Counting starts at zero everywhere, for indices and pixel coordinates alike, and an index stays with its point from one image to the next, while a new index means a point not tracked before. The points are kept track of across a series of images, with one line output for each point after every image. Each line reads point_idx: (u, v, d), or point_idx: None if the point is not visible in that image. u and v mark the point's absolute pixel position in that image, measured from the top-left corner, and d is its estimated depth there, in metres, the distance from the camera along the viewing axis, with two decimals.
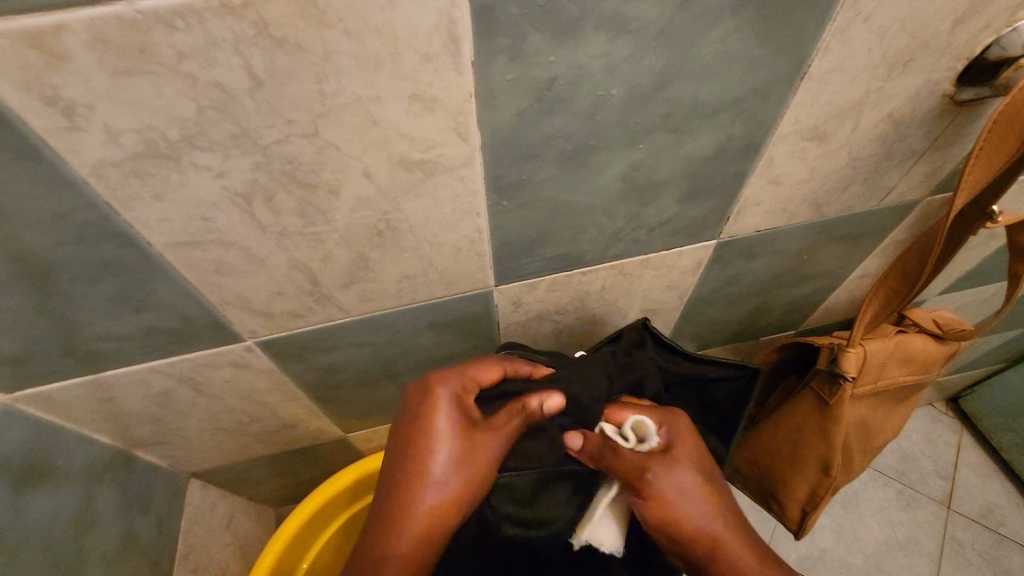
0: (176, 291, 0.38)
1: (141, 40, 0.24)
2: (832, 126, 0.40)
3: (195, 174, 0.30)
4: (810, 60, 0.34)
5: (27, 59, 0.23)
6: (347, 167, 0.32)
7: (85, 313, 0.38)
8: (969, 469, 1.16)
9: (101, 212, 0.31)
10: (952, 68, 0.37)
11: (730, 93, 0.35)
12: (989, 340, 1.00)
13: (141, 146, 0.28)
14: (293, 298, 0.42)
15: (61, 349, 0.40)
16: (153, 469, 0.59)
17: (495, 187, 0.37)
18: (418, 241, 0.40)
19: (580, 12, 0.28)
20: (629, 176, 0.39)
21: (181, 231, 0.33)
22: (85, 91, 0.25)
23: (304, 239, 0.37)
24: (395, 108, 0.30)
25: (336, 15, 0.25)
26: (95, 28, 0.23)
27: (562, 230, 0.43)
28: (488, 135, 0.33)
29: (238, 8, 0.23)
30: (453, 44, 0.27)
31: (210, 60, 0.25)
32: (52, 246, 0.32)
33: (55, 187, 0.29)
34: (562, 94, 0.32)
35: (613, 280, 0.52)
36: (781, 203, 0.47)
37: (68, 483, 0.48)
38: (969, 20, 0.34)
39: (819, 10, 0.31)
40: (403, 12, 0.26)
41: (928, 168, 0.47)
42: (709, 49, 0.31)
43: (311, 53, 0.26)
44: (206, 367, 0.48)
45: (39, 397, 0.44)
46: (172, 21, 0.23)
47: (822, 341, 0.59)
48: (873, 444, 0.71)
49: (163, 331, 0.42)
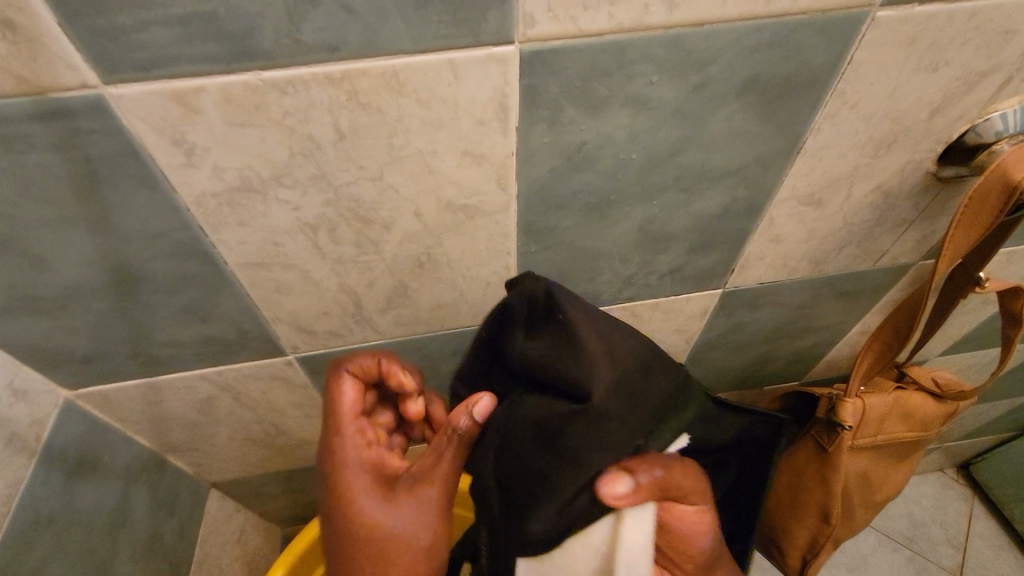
0: (238, 306, 0.43)
1: (257, 100, 0.29)
2: (827, 194, 0.45)
3: (276, 206, 0.36)
4: (805, 138, 0.39)
5: (169, 111, 0.29)
6: (402, 207, 0.38)
7: (157, 320, 0.43)
8: (981, 539, 1.14)
9: (194, 233, 0.36)
10: (933, 150, 0.42)
11: (736, 161, 0.40)
12: (997, 406, 1.01)
13: (238, 181, 0.33)
14: (337, 318, 0.47)
15: (128, 351, 0.45)
16: (180, 474, 0.63)
17: (526, 230, 0.42)
18: (454, 274, 0.45)
19: (609, 92, 0.33)
20: (645, 228, 0.44)
21: (254, 253, 0.39)
22: (204, 137, 0.31)
23: (355, 266, 0.42)
24: (449, 161, 0.35)
25: (411, 87, 0.31)
26: (225, 91, 0.29)
27: (583, 271, 0.48)
28: (524, 186, 0.38)
29: (337, 79, 0.29)
30: (502, 112, 0.33)
31: (306, 117, 0.31)
32: (147, 259, 0.37)
33: (162, 211, 0.34)
34: (590, 155, 0.37)
35: (625, 320, 0.56)
36: (783, 259, 0.52)
37: (110, 478, 0.52)
38: (945, 111, 0.39)
39: (812, 98, 0.36)
40: (465, 87, 0.31)
41: (918, 235, 0.52)
42: (717, 126, 0.37)
43: (387, 114, 0.32)
44: (249, 378, 0.52)
45: (98, 395, 0.49)
46: (284, 87, 0.29)
47: (821, 391, 0.62)
48: (875, 498, 0.72)
49: (219, 341, 0.46)
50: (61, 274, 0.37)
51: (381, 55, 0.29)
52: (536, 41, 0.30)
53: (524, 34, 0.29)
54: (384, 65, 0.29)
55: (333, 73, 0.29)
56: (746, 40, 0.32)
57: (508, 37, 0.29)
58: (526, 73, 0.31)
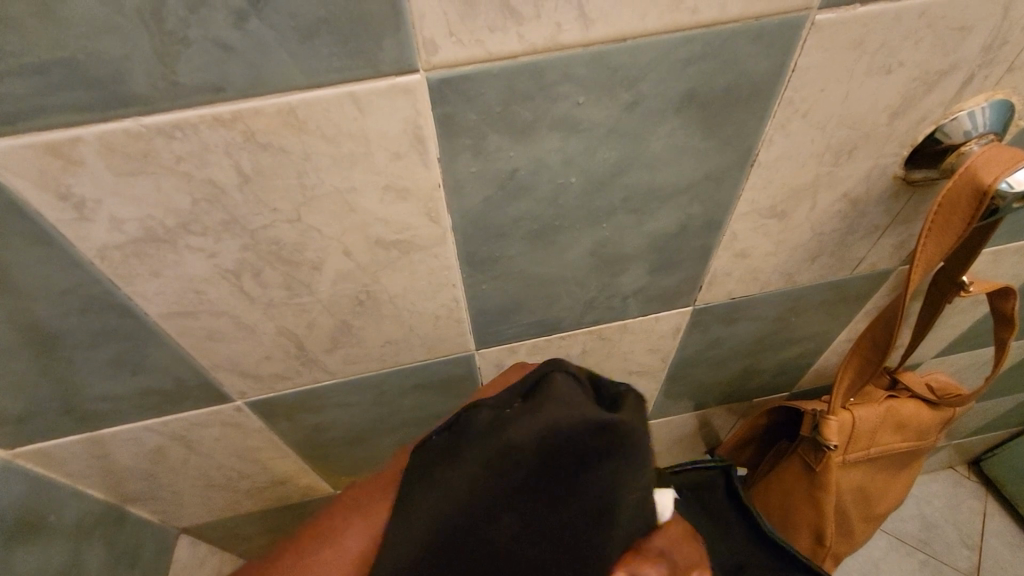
0: (170, 356, 0.41)
1: (143, 147, 0.27)
2: (790, 206, 0.42)
3: (189, 255, 0.33)
4: (757, 151, 0.37)
5: (46, 165, 0.27)
6: (328, 247, 0.35)
7: (84, 376, 0.40)
8: (997, 538, 1.10)
9: (105, 286, 0.34)
10: (898, 154, 0.40)
11: (686, 178, 0.37)
12: (1003, 402, 0.97)
13: (142, 232, 0.31)
14: (281, 361, 0.44)
15: (60, 408, 0.43)
16: (143, 524, 0.60)
17: (468, 262, 0.40)
18: (399, 310, 0.42)
19: (533, 116, 0.31)
20: (598, 251, 0.42)
21: (176, 303, 0.36)
22: (93, 189, 0.28)
23: (290, 308, 0.40)
24: (370, 196, 0.33)
25: (313, 124, 0.28)
26: (105, 139, 0.26)
27: (539, 298, 0.45)
28: (457, 218, 0.36)
29: (228, 121, 0.27)
30: (420, 144, 0.31)
31: (203, 161, 0.29)
32: (59, 316, 0.35)
33: (63, 266, 0.32)
34: (525, 182, 0.35)
35: (592, 344, 0.53)
36: (753, 273, 0.49)
37: (57, 538, 0.50)
38: (906, 114, 0.36)
39: (758, 108, 0.34)
40: (373, 120, 0.29)
41: (895, 240, 0.49)
42: (659, 143, 0.34)
43: (292, 153, 0.29)
44: (198, 426, 0.50)
45: (37, 454, 0.46)
46: (171, 132, 0.27)
47: (806, 407, 0.59)
48: (874, 512, 0.69)
49: (157, 392, 0.44)
50: None
51: (273, 93, 0.27)
52: (442, 68, 0.27)
53: (427, 61, 0.27)
54: (278, 103, 0.27)
55: (222, 115, 0.27)
56: (675, 53, 0.29)
57: (411, 66, 0.27)
58: (437, 102, 0.29)
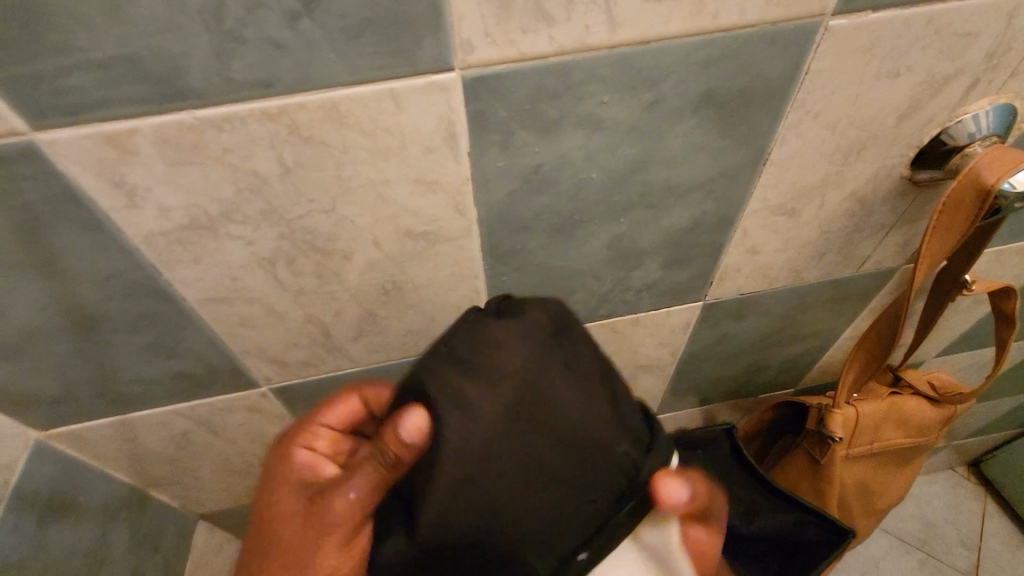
0: (203, 341, 0.43)
1: (194, 139, 0.29)
2: (799, 204, 0.44)
3: (229, 242, 0.35)
4: (770, 149, 0.38)
5: (104, 154, 0.28)
6: (359, 237, 0.37)
7: (120, 359, 0.42)
8: (996, 539, 1.11)
9: (148, 272, 0.36)
10: (904, 155, 0.41)
11: (701, 175, 0.39)
12: (1003, 403, 0.98)
13: (187, 220, 0.33)
14: (307, 347, 0.46)
15: (95, 390, 0.44)
16: (165, 508, 0.62)
17: (491, 254, 0.41)
18: (422, 299, 0.44)
19: (559, 114, 0.33)
20: (615, 245, 0.43)
21: (213, 290, 0.38)
22: (145, 178, 0.30)
23: (319, 297, 0.41)
24: (402, 189, 0.35)
25: (353, 118, 0.30)
26: (160, 130, 0.28)
27: (556, 291, 0.47)
28: (483, 210, 0.38)
29: (275, 114, 0.29)
30: (451, 139, 0.32)
31: (248, 153, 0.30)
32: (102, 300, 0.37)
33: (111, 251, 0.34)
34: (548, 177, 0.36)
35: (605, 337, 0.55)
36: (762, 269, 0.50)
37: (86, 518, 0.51)
38: (913, 116, 0.38)
39: (772, 109, 0.35)
40: (410, 116, 0.31)
41: (900, 239, 0.50)
42: (676, 141, 0.36)
43: (332, 146, 0.31)
44: (224, 411, 0.51)
45: (70, 436, 0.48)
46: (221, 124, 0.29)
47: (811, 401, 0.61)
48: (876, 507, 0.70)
49: (188, 376, 0.46)
50: (16, 319, 0.36)
51: (318, 89, 0.28)
52: (477, 67, 0.29)
53: (463, 60, 0.29)
54: (322, 98, 0.29)
55: (270, 109, 0.28)
56: (694, 55, 0.31)
57: (447, 65, 0.29)
58: (470, 99, 0.31)
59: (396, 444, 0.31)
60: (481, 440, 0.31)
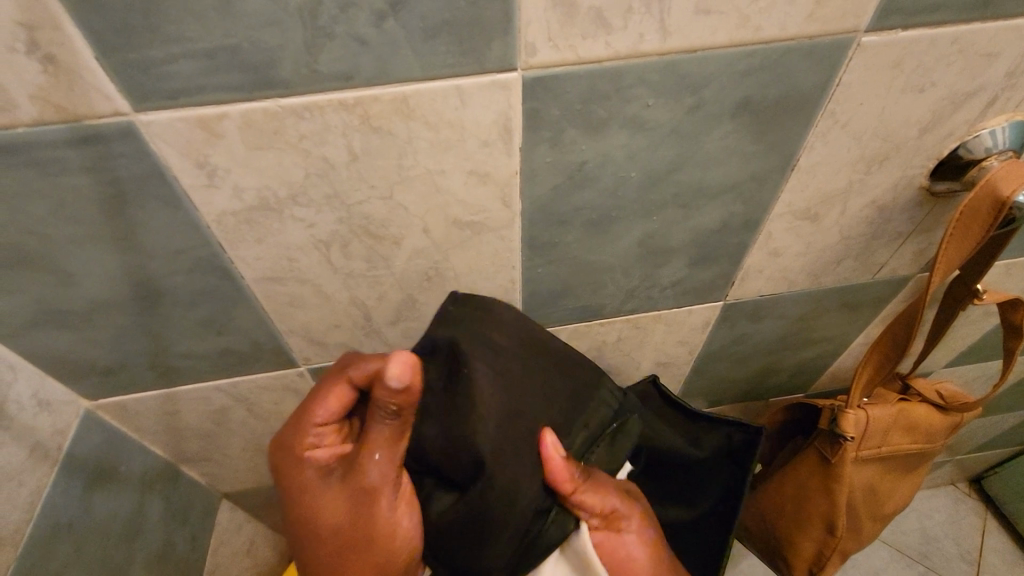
0: (253, 319, 0.45)
1: (276, 125, 0.31)
2: (822, 209, 0.46)
3: (291, 224, 0.37)
4: (798, 155, 0.41)
5: (193, 135, 0.31)
6: (411, 224, 0.40)
7: (174, 333, 0.44)
8: (996, 555, 1.12)
9: (213, 249, 0.38)
10: (924, 166, 0.44)
11: (732, 178, 0.41)
12: (1007, 419, 1.00)
13: (257, 201, 0.35)
14: (348, 330, 0.48)
15: (147, 362, 0.47)
16: (193, 484, 0.64)
17: (529, 246, 0.44)
18: (461, 287, 0.46)
19: (607, 115, 0.35)
20: (645, 242, 0.46)
21: (270, 268, 0.41)
22: (225, 159, 0.33)
23: (366, 280, 0.44)
24: (456, 179, 0.37)
25: (420, 111, 0.32)
26: (246, 116, 0.31)
27: (587, 285, 0.49)
28: (527, 203, 0.40)
29: (350, 105, 0.31)
30: (506, 134, 0.35)
31: (321, 140, 0.33)
32: (167, 274, 0.39)
33: (183, 227, 0.36)
34: (590, 174, 0.39)
35: (627, 332, 0.57)
36: (782, 271, 0.53)
37: (126, 487, 0.53)
38: (934, 129, 0.40)
39: (802, 117, 0.38)
40: (471, 111, 0.33)
41: (915, 248, 0.53)
42: (713, 144, 0.38)
43: (397, 137, 0.34)
44: (261, 389, 0.54)
45: (117, 406, 0.50)
46: (302, 112, 0.31)
47: (824, 403, 0.63)
48: (881, 512, 0.72)
49: (234, 353, 0.48)
50: (86, 289, 0.39)
51: (393, 82, 0.31)
52: (538, 68, 0.31)
53: (526, 61, 0.31)
54: (395, 92, 0.31)
55: (347, 100, 0.31)
56: (735, 65, 0.34)
57: (511, 65, 0.31)
58: (528, 97, 0.33)
59: (381, 387, 0.34)
60: (504, 389, 0.40)
